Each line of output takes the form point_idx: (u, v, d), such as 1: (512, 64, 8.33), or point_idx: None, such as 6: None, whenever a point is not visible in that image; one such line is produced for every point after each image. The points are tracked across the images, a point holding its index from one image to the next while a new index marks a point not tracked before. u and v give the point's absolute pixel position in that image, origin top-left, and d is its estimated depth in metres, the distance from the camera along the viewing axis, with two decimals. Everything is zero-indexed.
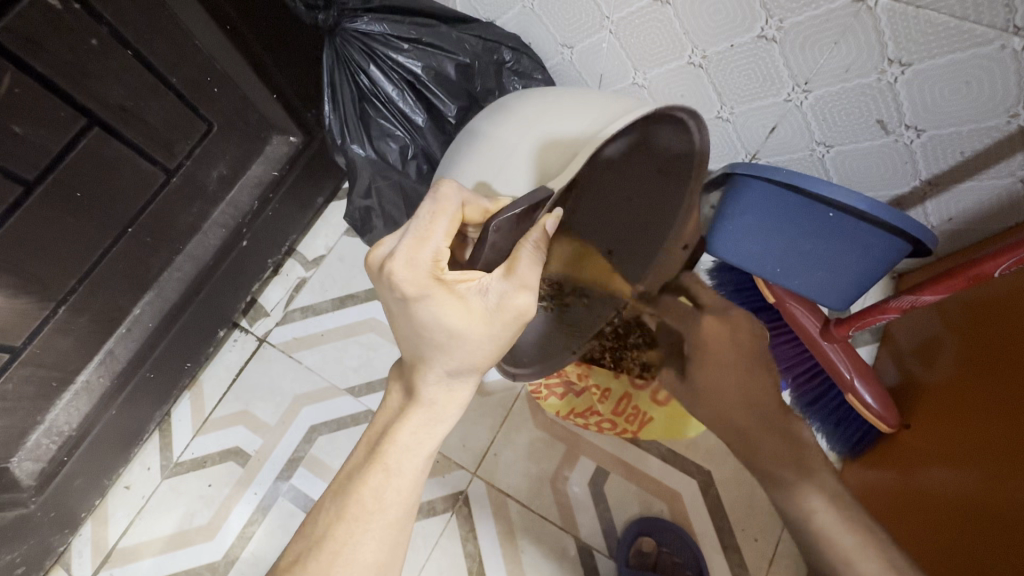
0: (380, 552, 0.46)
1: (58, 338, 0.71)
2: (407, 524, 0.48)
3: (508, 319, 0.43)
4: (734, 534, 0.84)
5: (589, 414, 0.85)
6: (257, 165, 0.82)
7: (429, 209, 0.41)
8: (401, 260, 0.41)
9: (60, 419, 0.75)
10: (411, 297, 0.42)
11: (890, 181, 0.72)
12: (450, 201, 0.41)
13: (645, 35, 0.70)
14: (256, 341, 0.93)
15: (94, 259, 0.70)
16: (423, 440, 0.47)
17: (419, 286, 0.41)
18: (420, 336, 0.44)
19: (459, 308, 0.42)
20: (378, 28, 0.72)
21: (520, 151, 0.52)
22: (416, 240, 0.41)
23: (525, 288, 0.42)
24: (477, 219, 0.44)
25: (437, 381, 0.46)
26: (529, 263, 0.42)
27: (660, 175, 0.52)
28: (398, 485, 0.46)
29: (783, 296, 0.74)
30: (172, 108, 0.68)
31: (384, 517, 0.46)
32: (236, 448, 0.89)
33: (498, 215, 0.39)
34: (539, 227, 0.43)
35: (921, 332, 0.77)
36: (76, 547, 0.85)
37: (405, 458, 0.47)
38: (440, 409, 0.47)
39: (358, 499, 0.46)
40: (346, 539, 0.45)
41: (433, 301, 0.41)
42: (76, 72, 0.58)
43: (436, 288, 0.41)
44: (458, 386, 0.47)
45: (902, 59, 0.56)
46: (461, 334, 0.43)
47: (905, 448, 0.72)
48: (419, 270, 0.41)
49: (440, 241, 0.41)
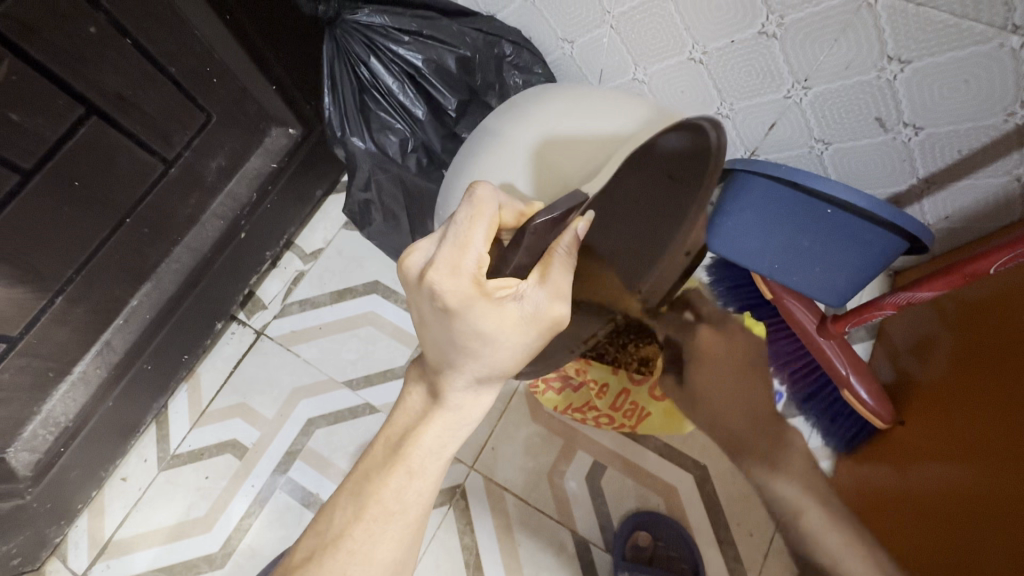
0: (391, 546, 0.46)
1: (55, 328, 0.70)
2: (422, 521, 0.48)
3: (542, 329, 0.46)
4: (732, 529, 0.85)
5: (587, 409, 0.83)
6: (256, 157, 0.82)
7: (466, 214, 0.40)
8: (442, 269, 0.41)
9: (57, 410, 0.75)
10: (451, 307, 0.42)
11: (889, 179, 0.72)
12: (488, 204, 0.40)
13: (646, 30, 0.70)
14: (253, 333, 0.93)
15: (92, 249, 0.70)
16: (446, 443, 0.48)
17: (461, 297, 0.41)
18: (453, 345, 0.44)
19: (496, 315, 0.42)
20: (379, 20, 0.72)
21: (538, 153, 0.55)
22: (455, 247, 0.41)
23: (557, 297, 0.45)
24: (512, 222, 0.47)
25: (465, 387, 0.46)
26: (560, 270, 0.46)
27: (669, 180, 0.53)
28: (413, 481, 0.46)
29: (780, 292, 0.75)
30: (170, 97, 0.67)
31: (403, 520, 0.46)
32: (233, 440, 0.89)
33: (535, 220, 0.42)
34: (570, 231, 0.46)
35: (916, 330, 0.78)
36: (72, 539, 0.84)
37: (426, 461, 0.47)
38: (466, 414, 0.47)
39: (377, 500, 0.46)
40: (362, 538, 0.45)
41: (472, 311, 0.42)
42: (74, 59, 0.57)
43: (480, 299, 0.42)
44: (485, 391, 0.47)
45: (902, 57, 0.56)
46: (491, 339, 0.43)
47: (901, 442, 0.73)
48: (462, 280, 0.41)
49: (480, 247, 0.41)
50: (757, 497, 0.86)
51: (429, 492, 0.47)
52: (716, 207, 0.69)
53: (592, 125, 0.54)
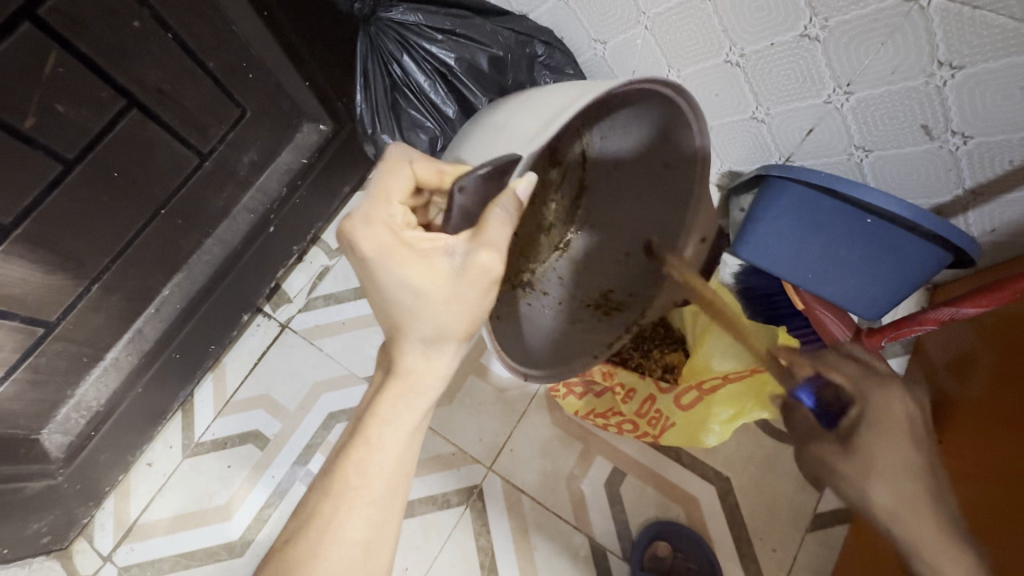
0: (364, 524, 0.45)
1: (91, 315, 0.72)
2: (395, 499, 0.47)
3: (474, 281, 0.45)
4: (752, 543, 0.83)
5: (611, 415, 0.81)
6: (287, 152, 0.83)
7: (381, 169, 0.47)
8: (358, 221, 0.45)
9: (89, 395, 0.76)
10: (370, 258, 0.45)
11: (932, 190, 0.69)
12: (398, 159, 0.48)
13: (682, 31, 0.68)
14: (278, 326, 0.94)
15: (128, 239, 0.71)
16: (402, 414, 0.48)
17: (376, 247, 0.44)
18: (388, 301, 0.47)
19: (419, 264, 0.45)
20: (413, 18, 0.71)
21: (488, 130, 0.53)
22: (372, 200, 0.46)
23: (491, 248, 0.45)
24: (432, 180, 0.48)
25: (414, 350, 0.48)
26: (497, 226, 0.45)
27: (666, 170, 0.60)
28: (375, 454, 0.47)
29: (812, 302, 0.72)
30: (207, 91, 0.68)
31: (365, 493, 0.45)
32: (255, 431, 0.90)
33: (461, 179, 0.44)
34: (508, 193, 0.45)
35: (954, 347, 0.75)
36: (99, 520, 0.86)
37: (385, 433, 0.47)
38: (417, 379, 0.48)
39: (341, 477, 0.46)
40: (331, 513, 0.45)
41: (397, 260, 0.44)
42: (119, 53, 0.59)
43: (396, 247, 0.45)
44: (435, 355, 0.48)
45: (953, 62, 0.54)
46: (421, 292, 0.45)
47: (943, 463, 0.69)
48: (376, 229, 0.45)
49: (393, 198, 0.47)
50: (781, 513, 0.83)
51: (395, 466, 0.47)
52: (748, 214, 0.69)
53: (539, 105, 0.51)
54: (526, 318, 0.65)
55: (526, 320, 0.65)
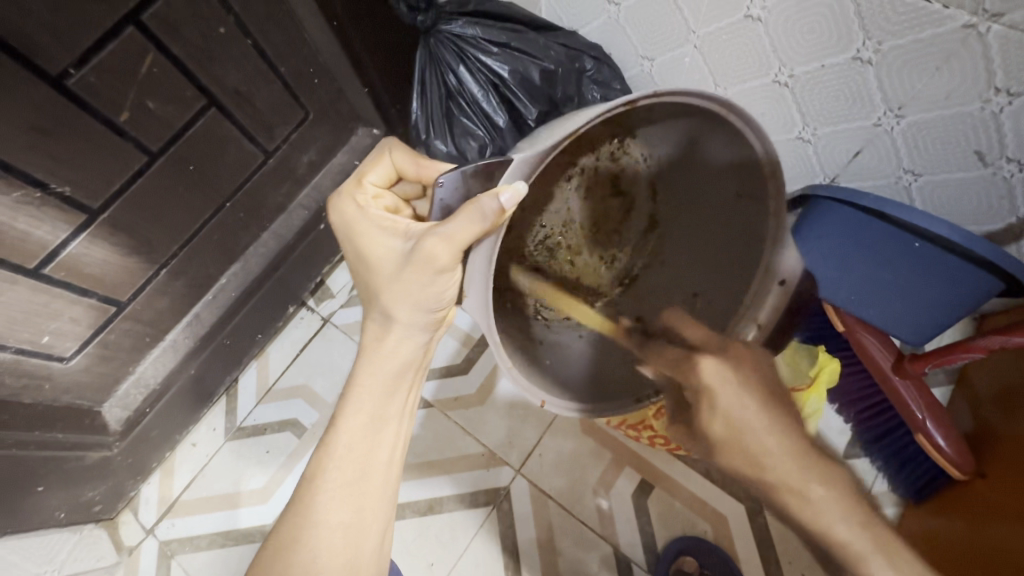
0: (341, 506, 0.49)
1: (156, 297, 0.77)
2: (365, 483, 0.50)
3: (424, 264, 0.43)
4: (782, 566, 0.81)
5: (642, 427, 0.78)
6: (342, 154, 0.87)
7: (371, 156, 0.53)
8: (340, 195, 0.52)
9: (147, 373, 0.81)
10: (344, 229, 0.51)
11: (984, 217, 0.68)
12: (383, 145, 0.53)
13: (731, 51, 0.70)
14: (320, 320, 0.98)
15: (196, 228, 0.76)
16: (364, 398, 0.51)
17: (345, 220, 0.51)
18: (360, 275, 0.51)
19: (378, 241, 0.48)
20: (471, 31, 0.75)
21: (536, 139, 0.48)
22: (356, 179, 0.52)
23: (443, 240, 0.41)
24: (411, 171, 0.52)
25: (378, 328, 0.50)
26: (461, 223, 0.39)
27: (739, 203, 0.45)
28: (342, 437, 0.50)
29: (854, 325, 0.71)
30: (277, 94, 0.73)
31: (337, 477, 0.49)
32: (294, 419, 0.93)
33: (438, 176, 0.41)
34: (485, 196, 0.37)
35: (1001, 379, 0.73)
36: (144, 494, 0.91)
37: (352, 418, 0.50)
38: (378, 361, 0.51)
39: (320, 462, 0.50)
40: (310, 496, 0.49)
41: (359, 234, 0.49)
42: (203, 56, 0.63)
43: (360, 221, 0.49)
44: (387, 335, 0.50)
45: (1011, 89, 0.54)
46: (376, 270, 0.48)
47: (986, 498, 0.67)
48: (350, 201, 0.51)
49: (372, 179, 0.52)
50: None
51: (364, 449, 0.50)
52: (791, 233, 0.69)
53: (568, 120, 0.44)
54: (559, 353, 0.53)
55: (558, 350, 0.53)
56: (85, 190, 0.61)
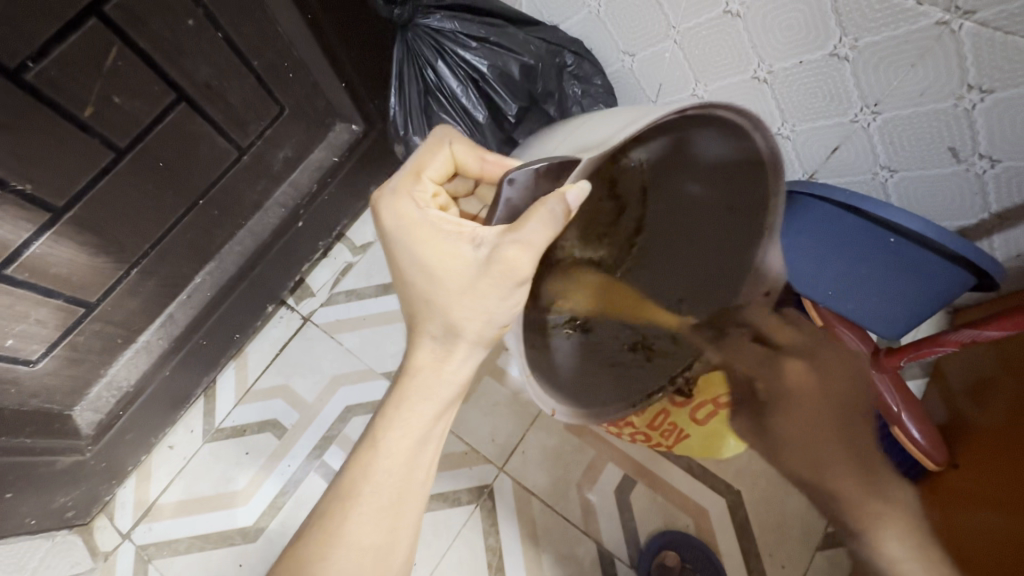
0: (370, 528, 0.48)
1: (128, 297, 0.75)
2: (396, 506, 0.49)
3: (499, 274, 0.43)
4: (762, 558, 0.82)
5: (624, 425, 0.77)
6: (319, 150, 0.86)
7: (426, 145, 0.51)
8: (387, 192, 0.48)
9: (120, 374, 0.79)
10: (394, 228, 0.48)
11: (957, 212, 0.69)
12: (439, 135, 0.51)
13: (711, 47, 0.70)
14: (300, 319, 0.97)
15: (167, 227, 0.74)
16: (409, 421, 0.49)
17: (396, 220, 0.47)
18: (409, 281, 0.49)
19: (437, 244, 0.46)
20: (449, 26, 0.74)
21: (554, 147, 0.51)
22: (407, 174, 0.50)
23: (523, 246, 0.42)
24: (472, 166, 0.51)
25: (432, 347, 0.50)
26: (537, 224, 0.41)
27: (729, 213, 0.60)
28: (379, 459, 0.49)
29: (830, 319, 0.73)
30: (250, 88, 0.71)
31: (374, 501, 0.48)
32: (274, 420, 0.92)
33: (511, 172, 0.42)
34: (556, 200, 0.40)
35: (974, 372, 0.75)
36: (120, 498, 0.89)
37: (395, 442, 0.49)
38: (430, 383, 0.49)
39: (352, 482, 0.49)
40: (339, 518, 0.48)
41: (415, 237, 0.47)
42: (172, 50, 0.61)
43: (414, 220, 0.47)
44: (448, 355, 0.49)
45: (983, 86, 0.54)
46: (439, 278, 0.46)
47: (958, 488, 0.69)
48: (402, 199, 0.48)
49: (427, 172, 0.50)
50: (792, 529, 0.83)
51: (399, 472, 0.49)
52: None
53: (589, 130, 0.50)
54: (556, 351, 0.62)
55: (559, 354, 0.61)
56: (48, 188, 0.59)
